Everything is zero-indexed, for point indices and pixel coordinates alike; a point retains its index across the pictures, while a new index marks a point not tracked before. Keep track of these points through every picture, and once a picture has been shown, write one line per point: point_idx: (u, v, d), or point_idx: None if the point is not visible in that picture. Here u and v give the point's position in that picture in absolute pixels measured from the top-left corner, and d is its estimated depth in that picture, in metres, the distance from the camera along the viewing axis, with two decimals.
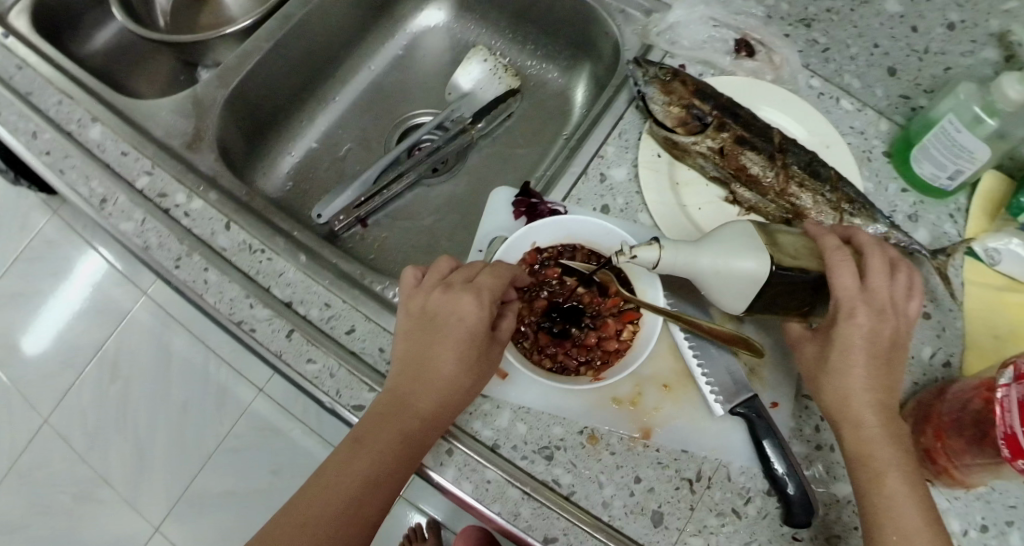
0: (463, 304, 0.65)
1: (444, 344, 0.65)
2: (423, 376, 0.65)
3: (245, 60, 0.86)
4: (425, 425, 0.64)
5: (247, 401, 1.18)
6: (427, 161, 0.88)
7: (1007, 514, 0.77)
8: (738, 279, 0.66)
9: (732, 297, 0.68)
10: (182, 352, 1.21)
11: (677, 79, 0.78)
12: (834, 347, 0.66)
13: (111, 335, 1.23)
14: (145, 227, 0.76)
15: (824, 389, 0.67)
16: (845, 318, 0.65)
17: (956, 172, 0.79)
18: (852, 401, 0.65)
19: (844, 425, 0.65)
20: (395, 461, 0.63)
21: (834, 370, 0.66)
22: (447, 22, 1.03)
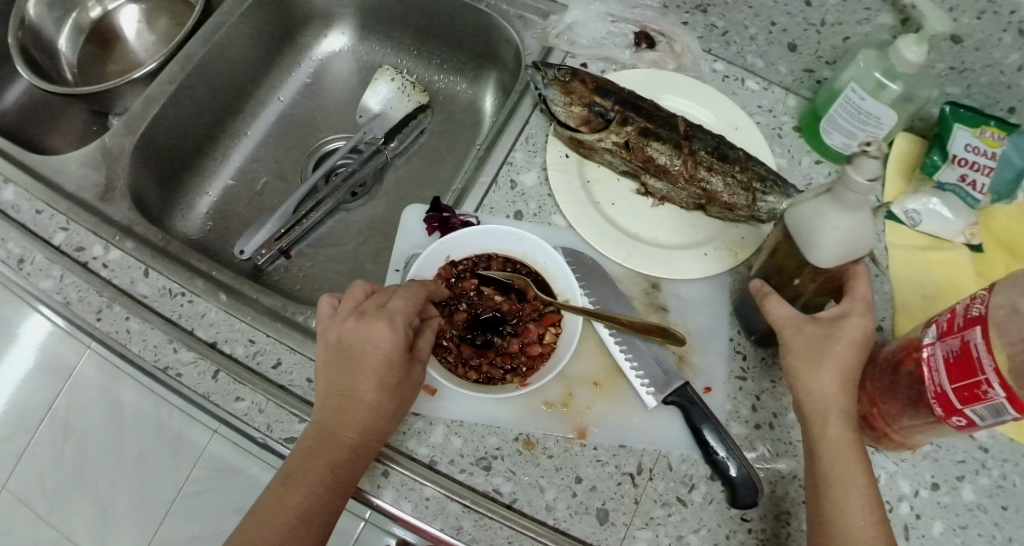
0: (377, 331, 0.65)
1: (364, 372, 0.65)
2: (346, 406, 0.65)
3: (150, 105, 0.86)
4: (354, 454, 0.65)
5: (204, 444, 0.87)
6: (344, 186, 0.89)
7: (956, 469, 0.77)
8: (847, 243, 0.59)
9: (813, 243, 0.61)
10: (132, 406, 0.90)
11: (575, 78, 0.79)
12: (838, 335, 0.64)
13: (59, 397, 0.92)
14: (64, 282, 0.76)
15: (825, 371, 0.64)
16: (858, 316, 0.65)
17: (866, 140, 0.79)
18: (846, 394, 0.64)
19: (829, 415, 0.64)
20: (326, 494, 0.63)
21: (836, 355, 0.64)
22: (351, 45, 1.04)
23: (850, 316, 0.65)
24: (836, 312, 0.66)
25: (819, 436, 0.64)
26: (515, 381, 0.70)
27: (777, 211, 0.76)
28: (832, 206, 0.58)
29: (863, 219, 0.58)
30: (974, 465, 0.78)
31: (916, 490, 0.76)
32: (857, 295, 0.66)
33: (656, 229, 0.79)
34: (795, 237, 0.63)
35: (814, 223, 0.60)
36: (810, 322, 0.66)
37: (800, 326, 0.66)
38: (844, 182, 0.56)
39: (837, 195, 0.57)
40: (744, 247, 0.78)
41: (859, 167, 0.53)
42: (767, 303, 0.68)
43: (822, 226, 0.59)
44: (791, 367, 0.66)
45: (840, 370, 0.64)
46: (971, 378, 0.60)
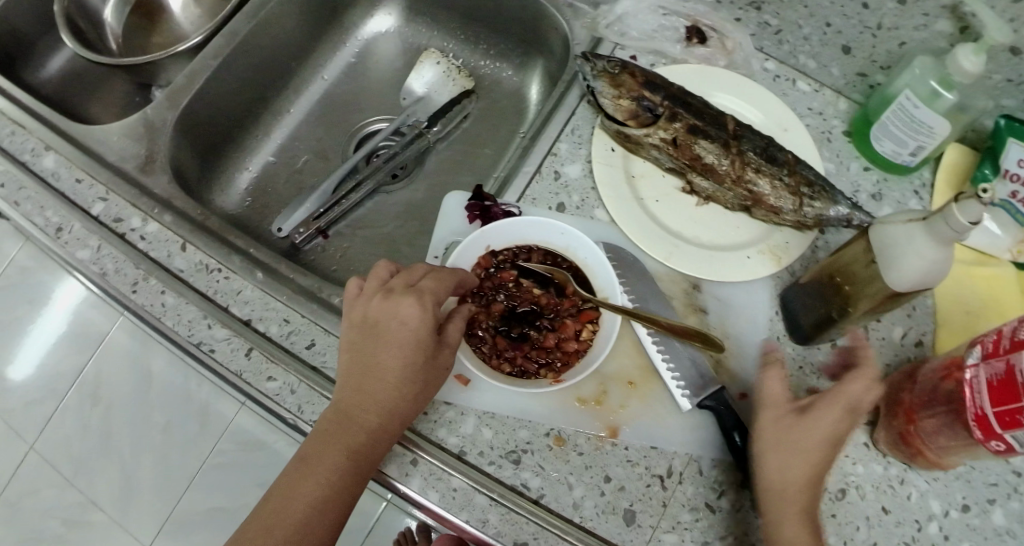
0: (404, 308, 0.64)
1: (386, 351, 0.64)
2: (368, 387, 0.64)
3: (193, 79, 0.86)
4: (373, 435, 0.63)
5: (232, 416, 1.03)
6: (385, 168, 0.89)
7: (988, 492, 0.75)
8: (926, 272, 0.61)
9: (892, 263, 0.63)
10: (160, 377, 1.03)
11: (625, 71, 0.77)
12: (805, 425, 0.61)
13: (90, 361, 1.08)
14: (100, 253, 0.76)
15: (790, 461, 0.61)
16: (836, 412, 0.61)
17: (918, 148, 0.77)
18: (804, 492, 0.61)
19: (784, 510, 0.60)
20: (344, 475, 0.62)
21: (807, 442, 0.61)
22: (397, 26, 1.04)
23: (829, 408, 0.62)
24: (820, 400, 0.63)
25: (772, 528, 0.60)
26: (549, 376, 0.70)
27: (823, 217, 0.75)
28: (923, 235, 0.60)
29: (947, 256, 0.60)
30: (1006, 489, 0.75)
31: (946, 511, 0.74)
32: (845, 389, 0.61)
33: (700, 228, 0.78)
34: (874, 254, 0.66)
35: (899, 247, 0.62)
36: (789, 410, 0.63)
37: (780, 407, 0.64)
38: (944, 216, 0.58)
39: (931, 226, 0.59)
40: (787, 252, 0.77)
41: (966, 207, 0.56)
42: (767, 370, 0.66)
43: (907, 251, 0.62)
44: (759, 448, 0.63)
45: (795, 463, 0.61)
46: (1013, 403, 0.58)
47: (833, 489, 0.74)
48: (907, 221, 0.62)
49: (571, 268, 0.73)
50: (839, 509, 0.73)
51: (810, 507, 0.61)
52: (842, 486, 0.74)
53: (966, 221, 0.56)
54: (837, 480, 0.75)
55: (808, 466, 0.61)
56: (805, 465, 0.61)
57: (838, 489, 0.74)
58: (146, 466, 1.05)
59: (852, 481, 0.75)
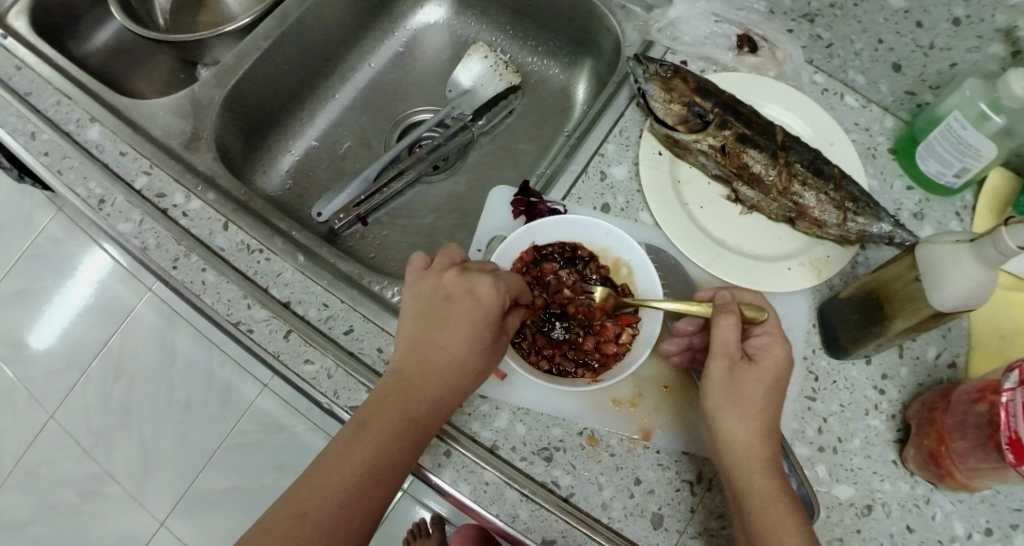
0: (479, 286, 0.65)
1: (456, 327, 0.65)
2: (431, 362, 0.64)
3: (242, 59, 0.87)
4: (430, 412, 0.64)
5: (253, 397, 1.05)
6: (428, 158, 0.90)
7: (1013, 517, 0.74)
8: (970, 295, 0.61)
9: (937, 285, 0.63)
10: (185, 353, 1.07)
11: (677, 76, 0.78)
12: (753, 373, 0.64)
13: (116, 332, 1.10)
14: (143, 227, 0.76)
15: (747, 410, 0.64)
16: (779, 345, 0.65)
17: (962, 170, 0.76)
18: (769, 440, 0.64)
19: (750, 463, 0.63)
20: (398, 448, 0.62)
21: (758, 392, 0.64)
22: (446, 18, 1.04)
23: (772, 349, 0.65)
24: (760, 346, 0.66)
25: (744, 486, 0.63)
26: (586, 376, 0.70)
27: (866, 232, 0.75)
28: (970, 257, 0.60)
29: (989, 282, 0.60)
30: None
31: (970, 533, 0.73)
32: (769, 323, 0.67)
33: (743, 237, 0.78)
34: (919, 273, 0.65)
35: (944, 267, 0.62)
36: (736, 362, 0.65)
37: (732, 358, 0.65)
38: (993, 239, 0.58)
39: (979, 249, 0.59)
40: (828, 266, 0.77)
41: (1015, 231, 0.55)
42: (721, 322, 0.65)
43: (953, 272, 0.61)
44: (718, 406, 0.65)
45: (763, 411, 0.64)
46: None
47: (859, 504, 0.73)
48: (955, 242, 0.62)
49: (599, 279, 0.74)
50: (864, 525, 0.73)
51: (775, 453, 0.64)
52: (868, 502, 0.74)
53: (1014, 249, 0.56)
54: (864, 496, 0.74)
55: (763, 414, 0.64)
56: (764, 414, 0.64)
57: (864, 504, 0.73)
58: (166, 440, 1.06)
59: (879, 498, 0.74)
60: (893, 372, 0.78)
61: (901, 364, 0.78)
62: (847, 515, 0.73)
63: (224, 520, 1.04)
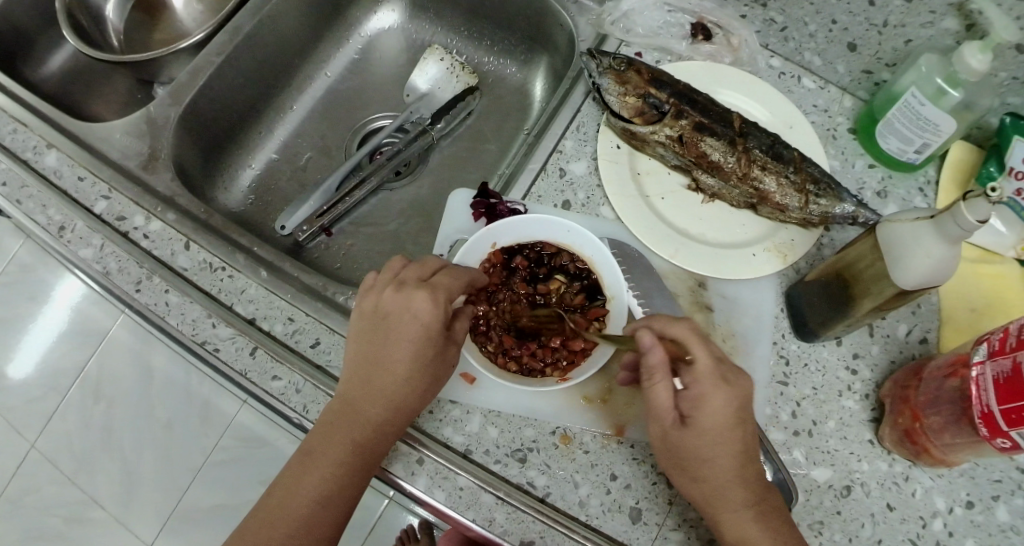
0: (416, 304, 0.64)
1: (396, 345, 0.65)
2: (375, 383, 0.65)
3: (197, 76, 0.86)
4: (377, 433, 0.64)
5: (234, 413, 1.04)
6: (389, 165, 0.89)
7: (992, 489, 0.74)
8: (934, 271, 0.61)
9: (900, 262, 0.63)
10: (162, 372, 1.04)
11: (631, 68, 0.78)
12: (694, 433, 0.63)
13: (92, 356, 1.08)
14: (104, 252, 0.76)
15: (698, 470, 0.63)
16: (713, 393, 0.62)
17: (923, 146, 0.76)
18: (732, 483, 0.63)
19: (722, 511, 0.63)
20: (348, 470, 0.64)
21: (703, 452, 0.62)
22: (400, 22, 1.04)
23: (707, 397, 0.62)
24: (694, 397, 0.63)
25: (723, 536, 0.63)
26: (555, 375, 0.69)
27: (830, 214, 0.75)
28: (931, 231, 0.60)
29: (953, 257, 0.60)
30: (1011, 486, 0.74)
31: (951, 507, 0.73)
32: (701, 370, 0.63)
33: (706, 226, 0.78)
34: (881, 252, 0.65)
35: (906, 246, 0.62)
36: (677, 423, 0.63)
37: (667, 425, 0.64)
38: (951, 215, 0.58)
39: (940, 225, 0.59)
40: (793, 249, 0.77)
41: (973, 206, 0.56)
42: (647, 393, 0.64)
43: (915, 248, 0.61)
44: (674, 470, 0.64)
45: (718, 462, 0.62)
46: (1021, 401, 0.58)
47: (838, 485, 0.73)
48: (915, 220, 0.62)
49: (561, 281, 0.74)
50: (844, 506, 0.73)
51: (745, 491, 0.63)
52: (847, 483, 0.74)
53: (978, 221, 0.56)
54: (842, 477, 0.74)
55: (720, 466, 0.62)
56: (721, 467, 0.62)
57: (843, 485, 0.74)
58: (148, 462, 1.05)
59: (857, 478, 0.74)
60: (864, 351, 0.78)
61: (873, 343, 0.78)
62: (826, 497, 0.73)
63: (212, 537, 1.04)
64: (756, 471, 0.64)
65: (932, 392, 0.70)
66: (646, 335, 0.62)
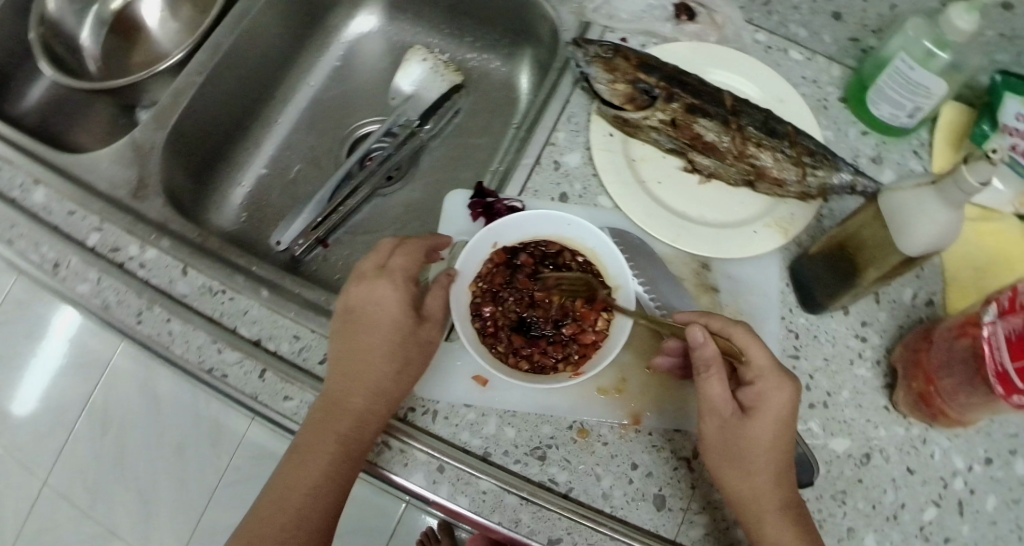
0: (379, 292, 0.68)
1: (366, 335, 0.68)
2: (353, 374, 0.67)
3: (179, 97, 0.85)
4: (360, 422, 0.66)
5: (243, 431, 1.03)
6: (379, 171, 0.89)
7: (1009, 443, 0.75)
8: (938, 235, 0.61)
9: (903, 229, 0.63)
10: (169, 394, 1.03)
11: (618, 55, 0.77)
12: (754, 426, 0.64)
13: (96, 388, 1.07)
14: (101, 286, 0.75)
15: (747, 467, 0.64)
16: (776, 390, 0.64)
17: (915, 110, 0.76)
18: (775, 482, 0.64)
19: (763, 510, 0.64)
20: (338, 463, 0.67)
21: (755, 446, 0.64)
22: (379, 26, 1.03)
23: (766, 394, 0.64)
24: (752, 394, 0.65)
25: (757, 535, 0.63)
26: (568, 370, 0.69)
27: (827, 185, 0.74)
28: (933, 197, 0.60)
29: (956, 220, 0.60)
30: None
31: (970, 466, 0.74)
32: (761, 366, 0.65)
33: (705, 207, 0.78)
34: (884, 221, 0.65)
35: (909, 213, 0.62)
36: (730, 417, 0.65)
37: (721, 416, 0.65)
38: (954, 178, 0.58)
39: (943, 190, 0.59)
40: (793, 224, 0.77)
41: (975, 169, 0.55)
42: (702, 382, 0.65)
43: (918, 214, 0.61)
44: (720, 463, 0.65)
45: (767, 457, 0.64)
46: None
47: (857, 454, 0.74)
48: (917, 187, 0.62)
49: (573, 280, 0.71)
50: (865, 474, 0.73)
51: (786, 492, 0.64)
52: (865, 451, 0.74)
53: (979, 183, 0.56)
54: (861, 446, 0.74)
55: (765, 462, 0.64)
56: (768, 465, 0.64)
57: (862, 454, 0.74)
58: (162, 488, 1.05)
59: (876, 445, 0.74)
60: (872, 318, 0.78)
61: (880, 310, 0.78)
62: (846, 467, 0.73)
63: None
64: (791, 475, 0.66)
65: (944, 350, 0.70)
66: (697, 332, 0.63)
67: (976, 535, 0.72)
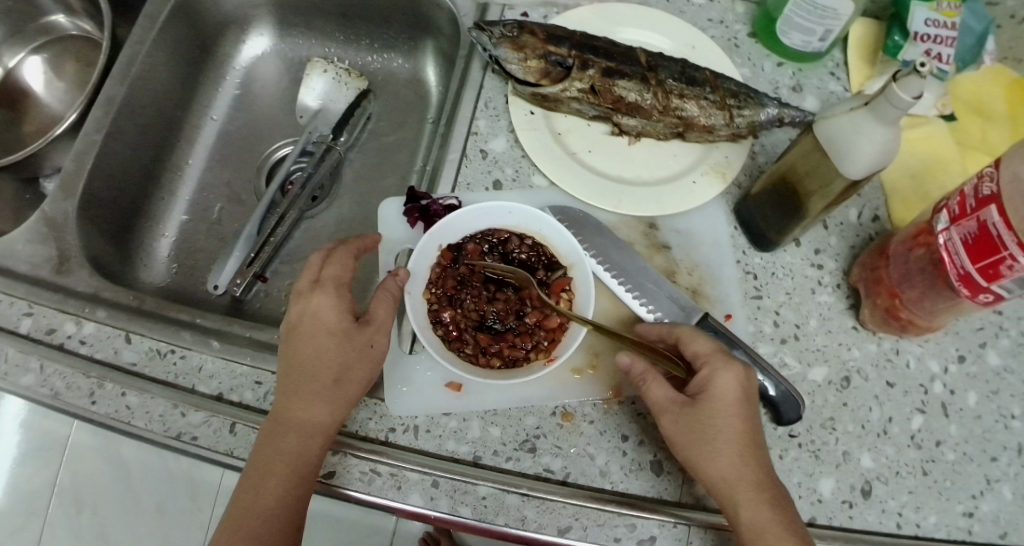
0: (317, 302, 0.67)
1: (307, 347, 0.66)
2: (296, 390, 0.65)
3: (84, 160, 0.81)
4: (310, 435, 0.64)
5: (218, 479, 1.03)
6: (304, 194, 0.86)
7: (977, 337, 0.77)
8: (879, 156, 0.61)
9: (845, 156, 0.62)
10: (136, 458, 1.03)
11: (523, 31, 0.76)
12: (703, 411, 0.62)
13: (61, 468, 1.04)
14: (46, 374, 0.71)
15: (708, 457, 0.61)
16: (722, 372, 0.62)
17: (825, 34, 0.77)
18: (744, 465, 0.61)
19: (737, 495, 0.60)
20: (291, 482, 0.63)
21: (714, 433, 0.61)
22: (273, 45, 1.00)
23: (715, 375, 0.62)
24: (703, 379, 0.63)
25: (735, 520, 0.60)
26: (541, 358, 0.68)
27: (756, 122, 0.76)
28: (867, 119, 0.60)
29: (894, 138, 0.60)
30: (993, 329, 0.78)
31: (946, 368, 0.76)
32: (704, 351, 0.64)
33: (640, 167, 0.77)
34: (823, 149, 0.65)
35: (847, 139, 0.62)
36: (683, 407, 0.63)
37: (678, 410, 0.63)
38: (885, 97, 0.57)
39: (876, 111, 0.59)
40: (730, 166, 0.77)
41: (907, 84, 0.55)
42: (646, 386, 0.65)
43: (859, 138, 0.61)
44: (685, 455, 0.62)
45: (728, 442, 0.61)
46: (993, 256, 0.60)
47: (837, 379, 0.74)
48: (848, 112, 0.62)
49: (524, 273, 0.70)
50: (849, 397, 0.74)
51: (759, 474, 0.61)
52: (845, 374, 0.75)
53: (914, 97, 0.56)
54: (839, 370, 0.75)
55: (726, 448, 0.60)
56: (729, 449, 0.60)
57: (842, 378, 0.74)
58: None
59: (853, 367, 0.75)
60: (824, 245, 0.79)
61: (830, 235, 0.79)
62: (829, 394, 0.74)
63: None
64: (764, 457, 0.62)
65: (901, 262, 0.71)
66: (621, 356, 0.66)
67: (966, 432, 0.73)
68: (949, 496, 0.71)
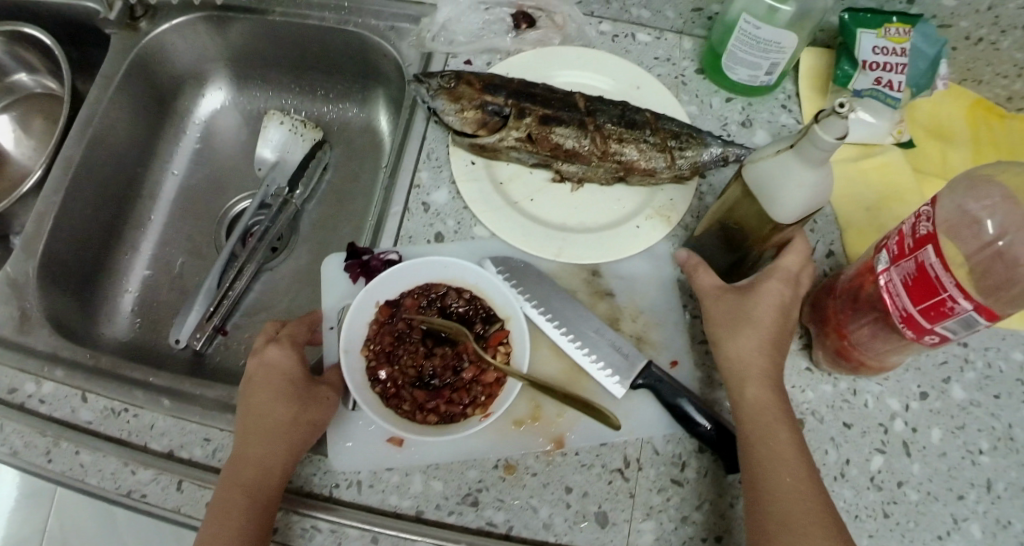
0: (272, 354, 0.70)
1: (263, 392, 0.67)
2: (250, 438, 0.65)
3: (43, 220, 0.84)
4: (266, 470, 0.64)
5: None
6: (263, 245, 0.87)
7: (941, 373, 0.76)
8: (809, 197, 0.59)
9: (775, 198, 0.60)
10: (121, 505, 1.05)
11: (460, 82, 0.77)
12: (748, 300, 0.67)
13: (49, 515, 1.06)
14: (6, 432, 0.72)
15: (739, 341, 0.66)
16: (772, 278, 0.67)
17: (772, 67, 0.76)
18: (765, 356, 0.65)
19: (747, 381, 0.65)
20: (247, 518, 0.62)
21: (755, 320, 0.66)
22: (230, 99, 1.03)
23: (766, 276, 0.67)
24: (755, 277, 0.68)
25: (740, 399, 0.65)
26: (477, 413, 0.67)
27: (699, 163, 0.75)
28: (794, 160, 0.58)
29: (823, 177, 0.58)
30: (957, 364, 0.76)
31: (906, 405, 0.74)
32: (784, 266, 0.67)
33: (581, 214, 0.78)
34: (753, 192, 0.63)
35: (776, 181, 0.60)
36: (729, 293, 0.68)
37: (721, 294, 0.69)
38: (809, 138, 0.55)
39: (801, 152, 0.57)
40: (674, 209, 0.77)
41: (828, 125, 0.53)
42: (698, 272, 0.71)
43: (785, 181, 0.59)
44: (716, 335, 0.67)
45: (761, 331, 0.66)
46: (932, 297, 0.58)
47: None
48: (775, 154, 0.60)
49: (456, 328, 0.70)
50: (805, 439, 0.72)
51: (778, 374, 0.65)
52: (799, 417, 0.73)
53: (837, 136, 0.54)
54: None
55: (757, 338, 0.65)
56: (760, 337, 0.65)
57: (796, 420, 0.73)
58: None
59: (807, 409, 0.74)
60: None
61: None
62: None
63: None
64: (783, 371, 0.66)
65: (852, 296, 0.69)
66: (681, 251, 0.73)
67: (929, 472, 0.72)
68: (913, 539, 0.69)
